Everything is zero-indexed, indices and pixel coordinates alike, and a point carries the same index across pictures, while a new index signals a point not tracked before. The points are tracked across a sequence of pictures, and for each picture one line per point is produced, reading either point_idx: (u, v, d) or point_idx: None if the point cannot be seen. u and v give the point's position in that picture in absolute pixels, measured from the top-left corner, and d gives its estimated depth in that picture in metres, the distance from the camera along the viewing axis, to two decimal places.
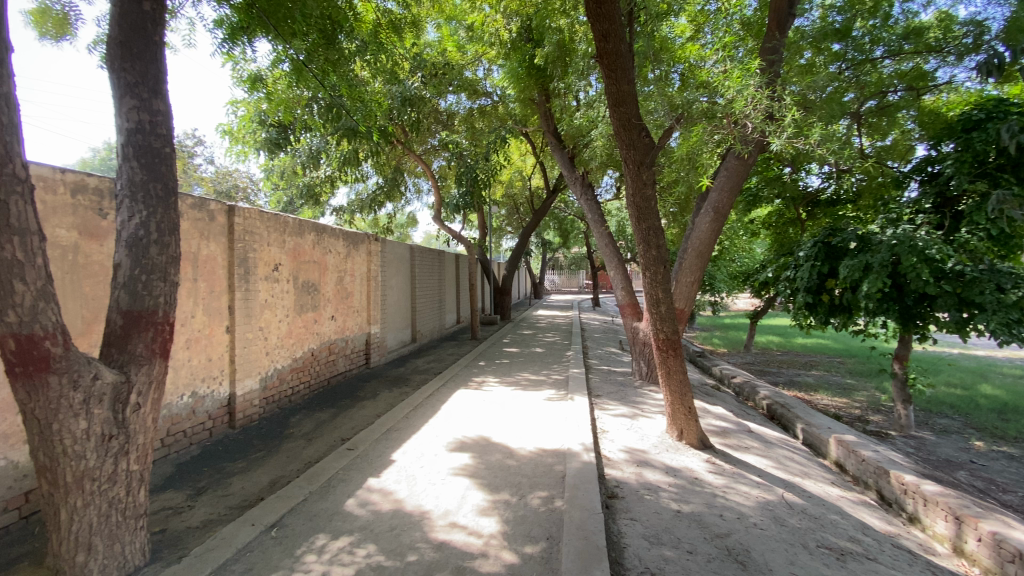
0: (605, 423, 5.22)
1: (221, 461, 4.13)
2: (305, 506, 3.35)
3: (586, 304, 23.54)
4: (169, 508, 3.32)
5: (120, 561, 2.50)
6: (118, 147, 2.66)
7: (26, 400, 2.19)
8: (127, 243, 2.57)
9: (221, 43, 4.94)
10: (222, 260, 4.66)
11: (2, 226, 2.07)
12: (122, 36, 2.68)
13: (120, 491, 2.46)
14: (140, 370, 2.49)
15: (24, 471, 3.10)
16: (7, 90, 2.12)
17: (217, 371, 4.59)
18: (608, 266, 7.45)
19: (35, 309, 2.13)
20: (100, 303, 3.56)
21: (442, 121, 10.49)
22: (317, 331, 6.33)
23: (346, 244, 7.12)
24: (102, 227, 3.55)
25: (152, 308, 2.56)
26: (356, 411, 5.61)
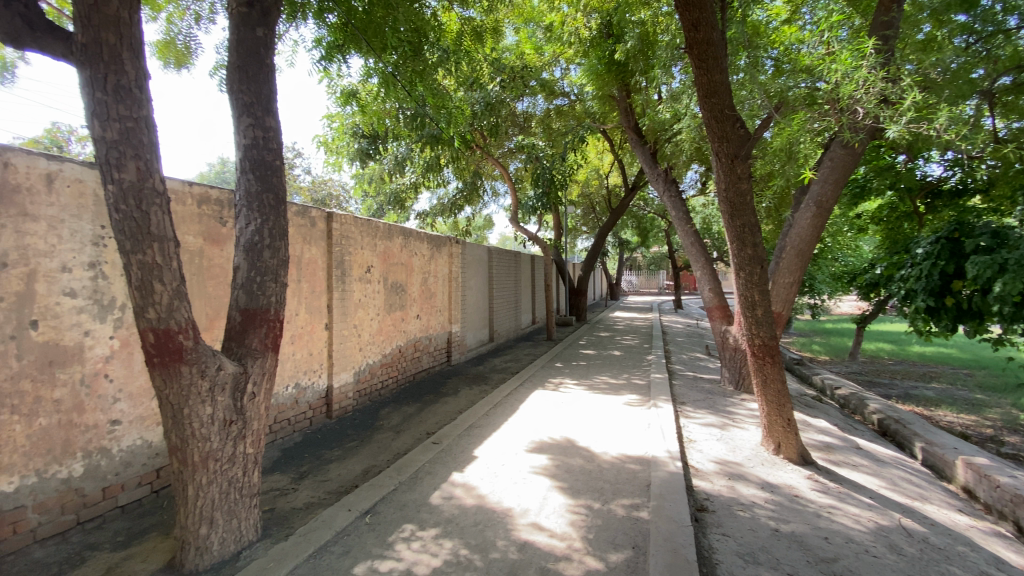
0: (691, 431, 4.99)
1: (320, 448, 4.45)
2: (394, 495, 3.52)
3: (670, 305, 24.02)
4: (276, 489, 3.63)
5: (235, 536, 2.78)
6: (238, 161, 2.95)
7: (162, 386, 2.46)
8: (245, 247, 2.85)
9: (320, 61, 5.32)
10: (322, 263, 5.03)
11: (146, 234, 2.37)
12: (240, 61, 2.97)
13: (238, 471, 2.73)
14: (255, 362, 2.76)
15: (157, 450, 3.54)
16: (146, 114, 2.39)
17: (317, 364, 4.95)
18: (694, 266, 7.12)
19: (171, 306, 2.42)
20: (220, 302, 3.98)
21: (518, 124, 10.59)
22: (404, 330, 6.63)
23: (429, 246, 7.40)
24: (222, 234, 3.97)
25: (266, 307, 2.82)
26: (439, 407, 5.80)
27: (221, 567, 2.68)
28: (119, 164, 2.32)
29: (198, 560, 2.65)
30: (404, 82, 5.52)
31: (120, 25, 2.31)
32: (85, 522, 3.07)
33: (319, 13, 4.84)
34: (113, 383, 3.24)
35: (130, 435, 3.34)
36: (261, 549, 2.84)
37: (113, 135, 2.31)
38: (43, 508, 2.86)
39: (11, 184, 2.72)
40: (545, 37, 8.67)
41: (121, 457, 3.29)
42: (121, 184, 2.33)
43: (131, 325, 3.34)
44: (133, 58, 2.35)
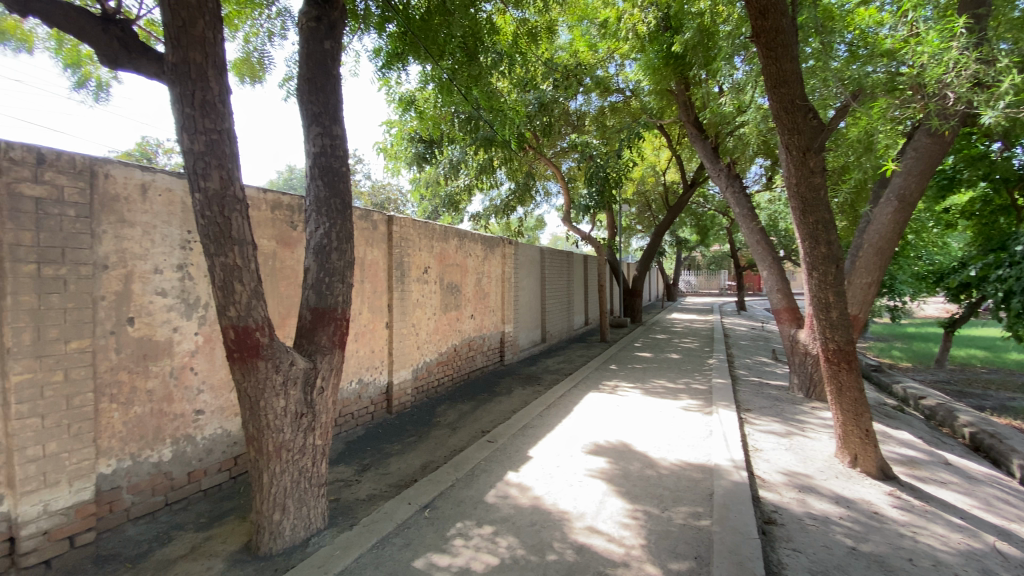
0: (757, 439, 4.75)
1: (381, 442, 4.61)
2: (452, 492, 3.58)
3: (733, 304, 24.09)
4: (341, 480, 3.80)
5: (305, 523, 2.93)
6: (308, 169, 3.12)
7: (241, 379, 2.63)
8: (314, 250, 3.00)
9: (380, 69, 5.49)
10: (383, 264, 5.22)
11: (228, 238, 2.54)
12: (309, 73, 3.13)
13: (307, 462, 2.88)
14: (324, 358, 2.91)
15: (235, 439, 3.79)
16: (227, 126, 2.57)
17: (378, 361, 5.14)
18: (759, 266, 6.79)
19: (250, 305, 2.59)
20: (291, 301, 4.21)
21: (572, 123, 10.48)
22: (459, 329, 6.75)
23: (484, 247, 7.50)
24: (293, 237, 4.20)
25: (333, 306, 2.96)
26: (494, 406, 5.86)
27: (292, 551, 2.84)
28: (205, 174, 2.51)
29: (272, 544, 2.82)
30: (460, 86, 5.61)
31: (205, 45, 2.49)
32: (172, 504, 3.34)
33: (379, 23, 4.99)
34: (197, 375, 3.51)
35: (211, 424, 3.60)
36: (328, 537, 2.98)
37: (200, 147, 2.50)
38: (136, 489, 3.14)
39: (111, 194, 3.00)
40: (599, 33, 8.53)
41: (204, 444, 3.55)
42: (206, 193, 2.51)
43: (214, 322, 3.61)
44: (217, 75, 2.53)
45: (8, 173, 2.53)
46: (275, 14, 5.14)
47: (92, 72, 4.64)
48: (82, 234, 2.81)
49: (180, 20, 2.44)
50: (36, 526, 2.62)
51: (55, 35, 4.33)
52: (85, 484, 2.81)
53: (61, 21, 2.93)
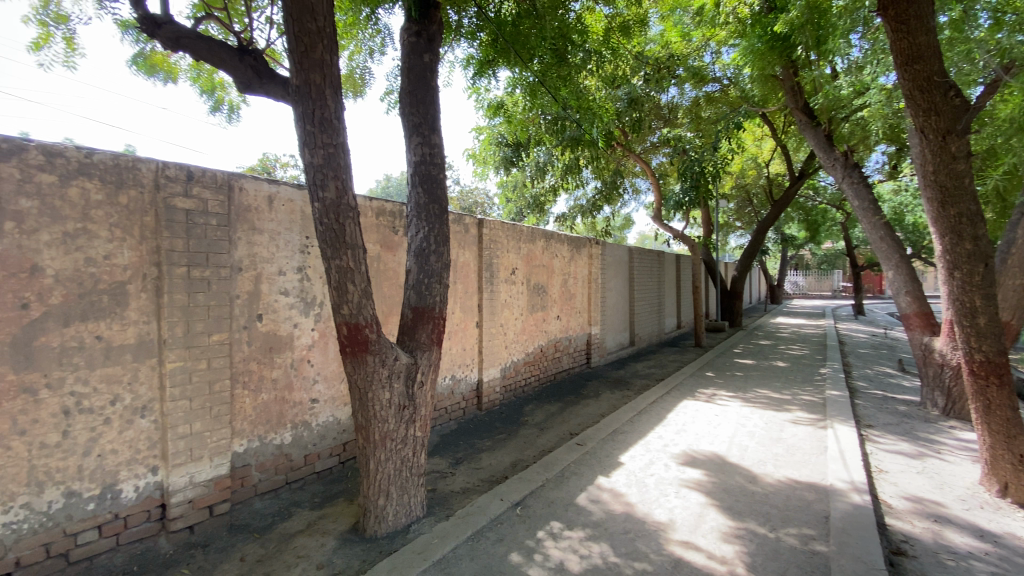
0: (879, 459, 4.26)
1: (472, 437, 4.76)
2: (543, 491, 3.61)
3: (835, 304, 24.30)
4: (437, 472, 3.98)
5: (406, 510, 3.11)
6: (409, 176, 3.31)
7: (352, 372, 2.86)
8: (415, 253, 3.18)
9: (471, 77, 5.65)
10: (474, 265, 5.39)
11: (342, 243, 2.77)
12: (411, 86, 3.31)
13: (409, 452, 3.06)
14: (423, 354, 3.07)
15: (344, 427, 4.12)
16: (342, 140, 2.80)
17: (469, 359, 5.32)
18: (882, 265, 6.08)
19: (360, 304, 2.80)
20: (392, 301, 4.48)
21: (663, 117, 10.07)
22: (545, 329, 6.78)
23: (571, 248, 7.47)
24: (395, 241, 4.48)
25: (432, 306, 3.13)
26: (581, 408, 5.81)
27: (395, 536, 3.02)
28: (323, 185, 2.75)
29: (377, 526, 3.02)
30: (549, 88, 5.60)
31: (323, 67, 2.73)
32: (291, 483, 3.70)
33: (471, 32, 5.14)
34: (312, 367, 3.86)
35: (324, 412, 3.94)
36: (427, 525, 3.13)
37: (319, 160, 2.74)
38: (262, 467, 3.52)
39: (244, 205, 3.39)
40: (693, 22, 8.16)
41: (317, 431, 3.90)
42: (324, 202, 2.75)
43: (327, 319, 3.95)
44: (333, 94, 2.77)
45: (166, 189, 2.95)
46: (376, 33, 5.50)
47: (224, 96, 5.28)
48: (221, 241, 3.20)
49: (303, 45, 2.69)
50: (185, 493, 3.03)
51: (195, 65, 4.98)
52: (222, 460, 3.20)
53: (205, 54, 3.34)
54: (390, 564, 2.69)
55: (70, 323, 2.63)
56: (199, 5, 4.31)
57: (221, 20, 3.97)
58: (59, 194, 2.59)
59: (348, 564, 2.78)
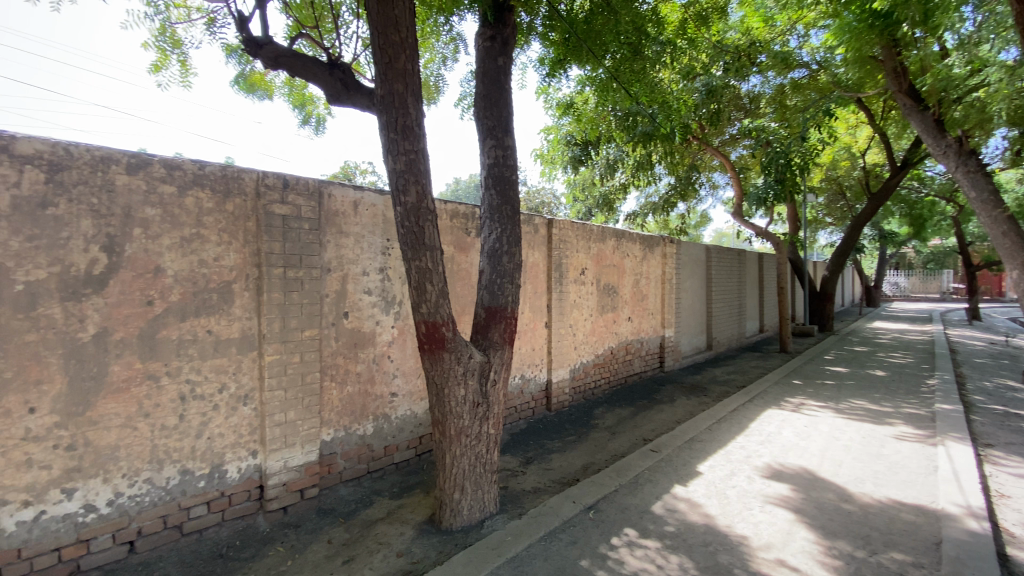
0: (1002, 483, 3.76)
1: (542, 437, 4.77)
2: (616, 497, 3.54)
3: (914, 305, 24.48)
4: (509, 470, 4.03)
5: (480, 506, 3.18)
6: (482, 179, 3.37)
7: (430, 368, 2.96)
8: (488, 253, 3.24)
9: (543, 78, 5.66)
10: (544, 265, 5.40)
11: (422, 244, 2.88)
12: (485, 90, 3.38)
13: (482, 448, 3.12)
14: (496, 353, 3.13)
15: (421, 421, 4.29)
16: (421, 146, 2.91)
17: (539, 359, 5.34)
18: (1005, 264, 5.37)
19: (437, 303, 2.89)
20: (465, 300, 4.60)
21: (743, 107, 9.50)
22: (616, 331, 6.65)
23: (643, 247, 7.25)
24: (467, 242, 4.58)
25: (504, 305, 3.17)
26: (655, 414, 5.63)
27: (470, 530, 3.10)
28: (404, 189, 2.86)
29: (452, 520, 3.11)
30: (622, 84, 5.45)
31: (405, 76, 2.85)
32: (372, 472, 3.91)
33: (543, 33, 5.15)
34: (392, 363, 4.04)
35: (402, 406, 4.12)
36: (500, 522, 3.18)
37: (401, 166, 2.86)
38: (347, 456, 3.74)
39: (333, 210, 3.63)
40: (778, 6, 7.68)
41: (397, 423, 4.08)
42: (405, 206, 2.87)
43: (406, 317, 4.12)
44: (414, 102, 2.88)
45: (266, 197, 3.22)
46: (451, 40, 5.65)
47: (313, 110, 5.67)
48: (312, 244, 3.44)
49: (387, 56, 2.81)
50: (280, 476, 3.29)
51: (288, 81, 5.40)
52: (311, 447, 3.44)
53: (301, 70, 3.61)
54: (465, 557, 2.76)
55: (186, 318, 2.94)
56: (293, 24, 4.66)
57: (312, 37, 4.26)
58: (177, 203, 2.90)
59: (426, 555, 2.89)
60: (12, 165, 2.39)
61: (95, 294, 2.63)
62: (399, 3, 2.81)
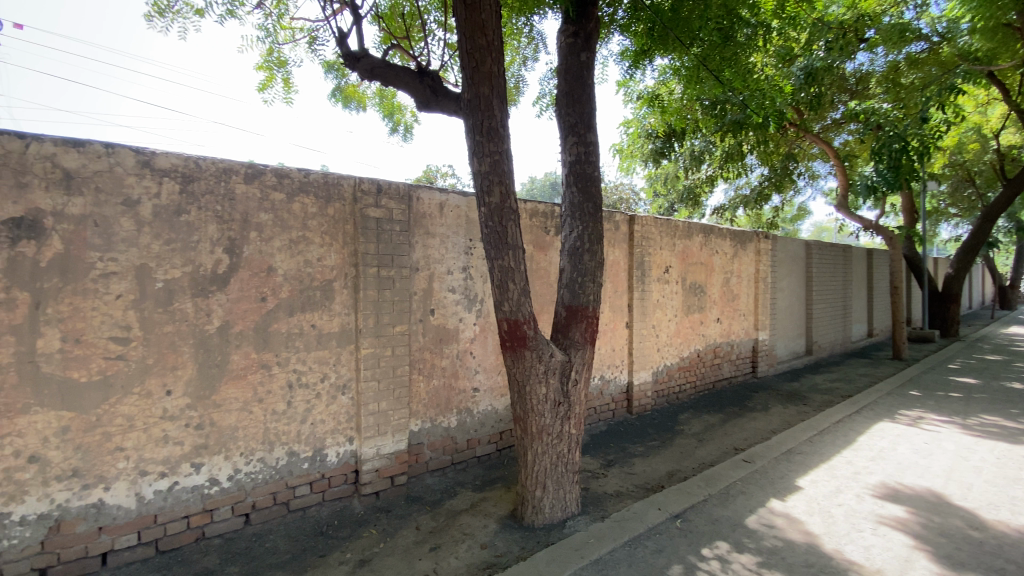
0: None
1: (624, 441, 4.67)
2: (705, 507, 3.37)
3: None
4: (590, 471, 3.98)
5: (562, 505, 3.17)
6: (563, 177, 3.35)
7: (511, 365, 3.00)
8: (569, 252, 3.21)
9: (626, 71, 5.52)
10: (625, 264, 5.27)
11: (504, 243, 2.92)
12: (568, 87, 3.35)
13: (564, 448, 3.11)
14: (577, 353, 3.11)
15: (501, 417, 4.36)
16: (506, 148, 2.95)
17: (619, 360, 5.22)
18: None
19: (519, 301, 2.92)
20: (544, 299, 4.61)
21: (849, 89, 8.61)
22: (703, 333, 6.34)
23: (733, 244, 6.83)
24: (546, 240, 4.59)
25: (586, 304, 3.14)
26: (746, 422, 5.30)
27: (552, 528, 3.10)
28: (489, 190, 2.92)
29: (534, 517, 3.13)
30: (711, 72, 5.14)
31: (491, 78, 2.90)
32: (456, 464, 4.04)
33: (625, 24, 5.05)
34: (474, 359, 4.14)
35: (484, 401, 4.22)
36: (583, 523, 3.15)
37: (486, 168, 2.92)
38: (433, 447, 3.90)
39: (420, 213, 3.79)
40: None
41: (478, 418, 4.18)
42: (489, 207, 2.92)
43: (487, 315, 4.21)
44: (499, 104, 2.92)
45: (362, 202, 3.43)
46: (530, 40, 5.68)
47: (401, 118, 5.95)
48: (402, 244, 3.61)
49: (473, 61, 2.88)
50: (373, 463, 3.50)
51: (379, 92, 5.72)
52: (401, 437, 3.63)
53: (393, 80, 3.81)
54: (549, 555, 2.77)
55: (294, 313, 3.21)
56: (384, 37, 4.92)
57: (402, 47, 4.47)
58: (286, 208, 3.17)
59: (509, 549, 2.93)
60: (154, 179, 2.75)
61: (219, 291, 2.95)
62: (485, 7, 2.86)
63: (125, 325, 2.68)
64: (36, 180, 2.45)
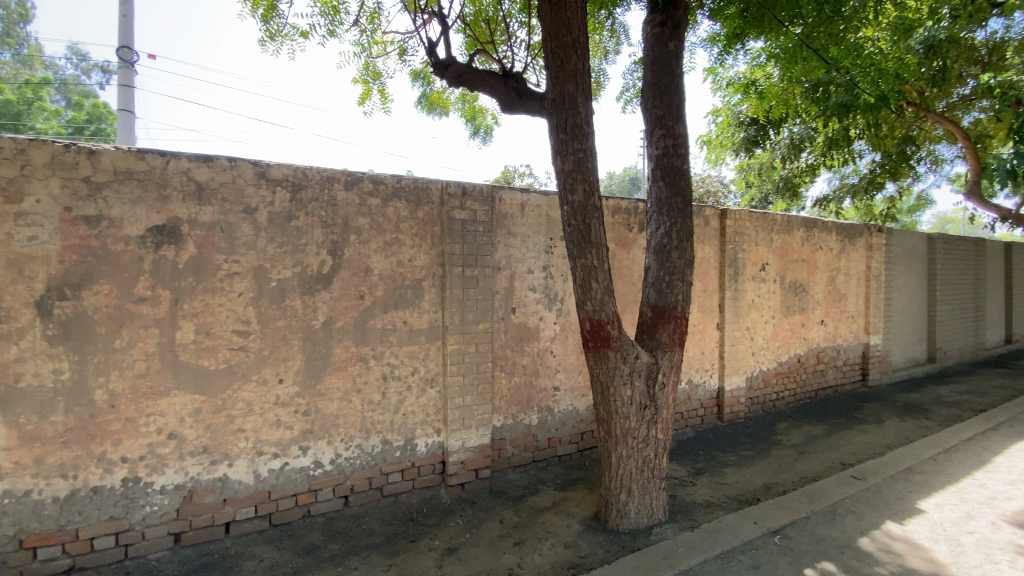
0: None
1: (714, 449, 4.44)
2: (807, 525, 3.12)
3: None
4: (677, 478, 3.83)
5: (648, 511, 3.08)
6: (649, 171, 3.24)
7: (594, 365, 2.96)
8: (655, 249, 3.11)
9: (716, 58, 5.22)
10: (715, 262, 5.00)
11: (588, 242, 2.88)
12: (654, 79, 3.23)
13: (650, 452, 3.02)
14: (665, 354, 3.00)
15: (583, 417, 4.32)
16: (590, 145, 2.91)
17: (709, 363, 4.97)
18: None
19: (603, 300, 2.88)
20: (627, 299, 4.50)
21: (981, 60, 7.50)
22: (804, 336, 5.85)
23: (840, 238, 6.23)
24: (629, 238, 4.48)
25: (674, 304, 3.03)
26: (854, 435, 4.82)
27: (637, 534, 3.02)
28: (572, 188, 2.90)
29: (619, 521, 3.06)
30: (814, 52, 4.71)
31: (576, 76, 2.88)
32: (538, 461, 4.07)
33: (716, 8, 4.75)
34: (555, 357, 4.14)
35: (565, 401, 4.20)
36: (670, 531, 3.04)
37: (570, 165, 2.90)
38: (515, 443, 3.95)
39: (503, 213, 3.86)
40: None
41: (559, 417, 4.18)
42: (573, 205, 2.90)
43: (568, 314, 4.19)
44: (584, 101, 2.89)
45: (449, 204, 3.56)
46: (613, 32, 5.55)
47: (482, 121, 6.09)
48: (486, 244, 3.70)
49: (558, 60, 2.88)
50: (459, 455, 3.62)
51: (462, 97, 5.89)
52: (485, 432, 3.72)
53: (479, 84, 3.90)
54: (635, 561, 2.71)
55: (388, 310, 3.40)
56: (469, 42, 5.05)
57: (487, 51, 4.55)
58: (381, 212, 3.37)
59: (593, 551, 2.91)
60: (269, 188, 3.04)
61: (323, 289, 3.20)
62: (571, 5, 2.84)
63: (246, 320, 2.99)
64: (175, 192, 2.81)
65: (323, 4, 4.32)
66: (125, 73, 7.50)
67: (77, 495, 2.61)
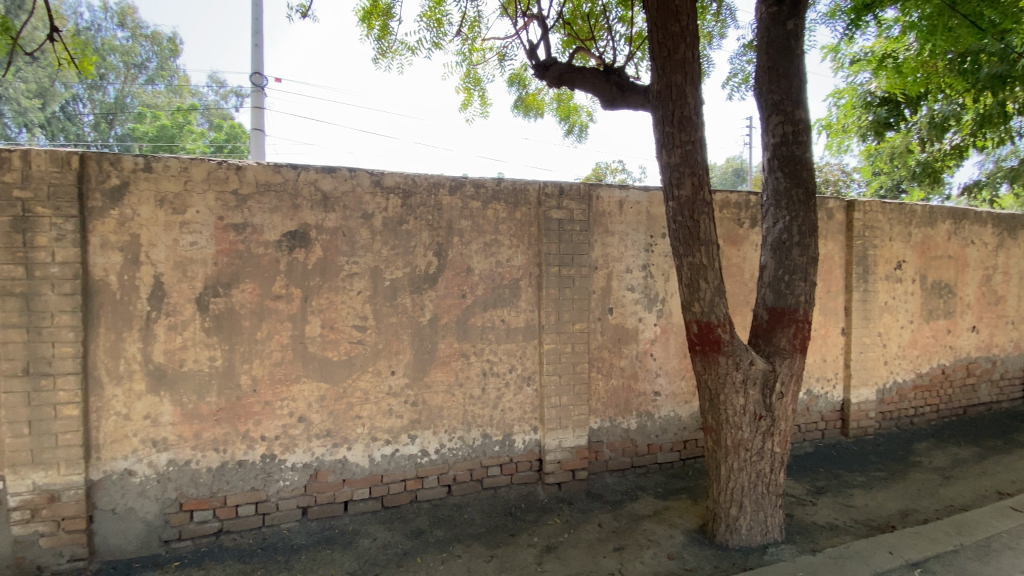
0: None
1: (836, 466, 4.02)
2: (957, 560, 2.73)
3: None
4: (793, 496, 3.53)
5: (761, 529, 2.87)
6: (765, 161, 3.00)
7: (702, 370, 2.81)
8: (772, 246, 2.89)
9: (840, 33, 4.71)
10: (839, 259, 4.52)
11: (696, 240, 2.75)
12: (770, 61, 2.98)
13: (765, 466, 2.82)
14: (783, 361, 2.78)
15: (685, 424, 4.13)
16: (699, 136, 2.77)
17: (831, 372, 4.51)
18: None
19: (713, 302, 2.73)
20: (736, 300, 4.22)
21: None
22: (951, 344, 5.10)
23: (998, 231, 5.35)
24: (739, 235, 4.20)
25: (794, 307, 2.80)
26: (1017, 461, 4.12)
27: (749, 552, 2.83)
28: (679, 183, 2.77)
29: (728, 536, 2.89)
30: (968, 16, 4.06)
31: (684, 65, 2.76)
32: (637, 467, 3.96)
33: None
34: (655, 360, 4.00)
35: (666, 406, 4.05)
36: (788, 553, 2.81)
37: (676, 159, 2.78)
38: (613, 446, 3.89)
39: (601, 211, 3.81)
40: None
41: (660, 422, 4.04)
42: (679, 200, 2.78)
43: (669, 315, 4.03)
44: (693, 91, 2.76)
45: (546, 204, 3.59)
46: (717, 16, 5.23)
47: (576, 120, 6.04)
48: (583, 244, 3.67)
49: (665, 50, 2.77)
50: (556, 454, 3.64)
51: (557, 96, 5.90)
52: (582, 432, 3.70)
53: (579, 81, 3.87)
54: None
55: (488, 309, 3.51)
56: (566, 40, 5.03)
57: (585, 48, 4.51)
58: (483, 215, 3.48)
59: (700, 564, 2.78)
60: (383, 195, 3.27)
61: (430, 289, 3.38)
62: None
63: (363, 316, 3.25)
64: (305, 202, 3.12)
65: (428, 18, 4.55)
66: (257, 96, 8.48)
67: (226, 467, 3.01)
